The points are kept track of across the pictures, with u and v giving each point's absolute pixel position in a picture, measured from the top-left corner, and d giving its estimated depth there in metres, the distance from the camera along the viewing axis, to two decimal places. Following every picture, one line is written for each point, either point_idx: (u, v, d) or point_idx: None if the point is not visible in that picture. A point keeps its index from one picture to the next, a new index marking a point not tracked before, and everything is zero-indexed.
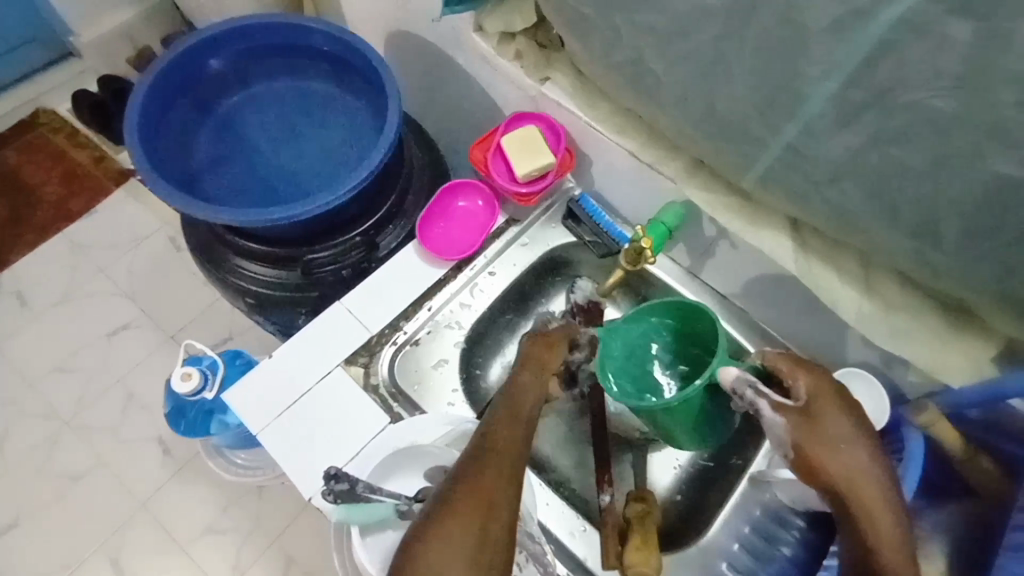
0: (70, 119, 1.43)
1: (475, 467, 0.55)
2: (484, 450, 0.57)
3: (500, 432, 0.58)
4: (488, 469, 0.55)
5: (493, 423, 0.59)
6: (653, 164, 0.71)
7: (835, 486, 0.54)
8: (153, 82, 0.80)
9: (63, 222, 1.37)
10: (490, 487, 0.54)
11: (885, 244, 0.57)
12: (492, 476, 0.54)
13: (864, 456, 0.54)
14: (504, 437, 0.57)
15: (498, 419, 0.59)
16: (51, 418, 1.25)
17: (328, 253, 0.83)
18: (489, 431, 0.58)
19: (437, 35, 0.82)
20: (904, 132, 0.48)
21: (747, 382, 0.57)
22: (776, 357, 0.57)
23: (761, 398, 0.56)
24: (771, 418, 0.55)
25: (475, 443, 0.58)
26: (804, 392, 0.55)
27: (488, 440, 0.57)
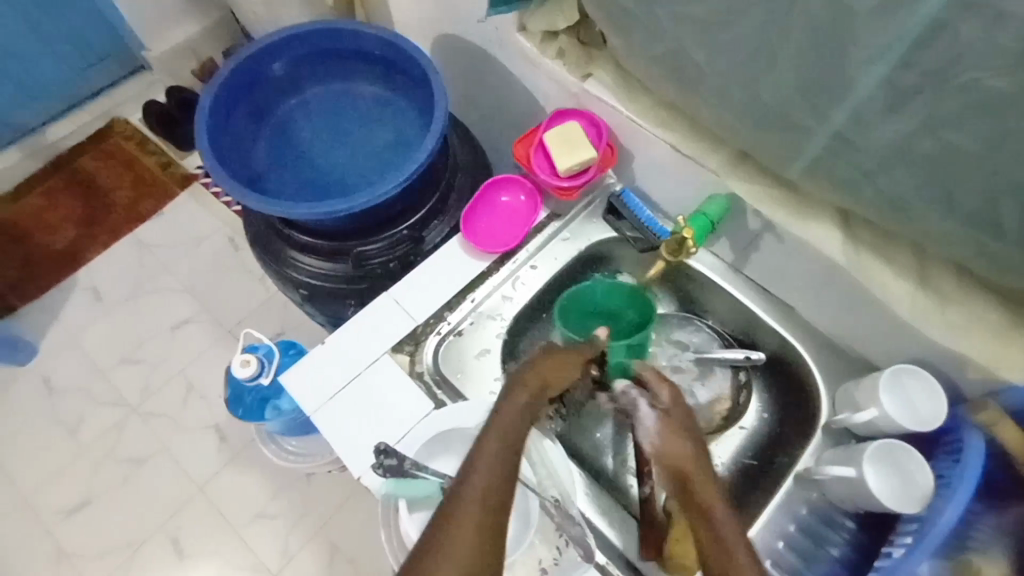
0: (142, 128, 1.54)
1: (453, 527, 0.50)
2: (465, 504, 0.50)
3: (481, 483, 0.51)
4: (468, 531, 0.49)
5: (475, 468, 0.52)
6: (696, 157, 0.71)
7: (683, 476, 0.56)
8: (220, 85, 0.86)
9: (134, 222, 1.47)
10: (472, 540, 0.49)
11: (938, 235, 0.56)
12: (475, 534, 0.49)
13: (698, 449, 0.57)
14: (486, 489, 0.51)
15: (481, 464, 0.52)
16: (120, 405, 1.34)
17: (376, 246, 0.87)
18: (469, 480, 0.52)
19: (481, 36, 0.85)
20: (960, 116, 0.47)
21: (630, 384, 0.62)
22: (648, 371, 0.64)
23: (641, 396, 0.61)
24: (646, 415, 0.60)
25: (455, 491, 0.52)
26: (666, 399, 0.61)
27: (468, 494, 0.51)
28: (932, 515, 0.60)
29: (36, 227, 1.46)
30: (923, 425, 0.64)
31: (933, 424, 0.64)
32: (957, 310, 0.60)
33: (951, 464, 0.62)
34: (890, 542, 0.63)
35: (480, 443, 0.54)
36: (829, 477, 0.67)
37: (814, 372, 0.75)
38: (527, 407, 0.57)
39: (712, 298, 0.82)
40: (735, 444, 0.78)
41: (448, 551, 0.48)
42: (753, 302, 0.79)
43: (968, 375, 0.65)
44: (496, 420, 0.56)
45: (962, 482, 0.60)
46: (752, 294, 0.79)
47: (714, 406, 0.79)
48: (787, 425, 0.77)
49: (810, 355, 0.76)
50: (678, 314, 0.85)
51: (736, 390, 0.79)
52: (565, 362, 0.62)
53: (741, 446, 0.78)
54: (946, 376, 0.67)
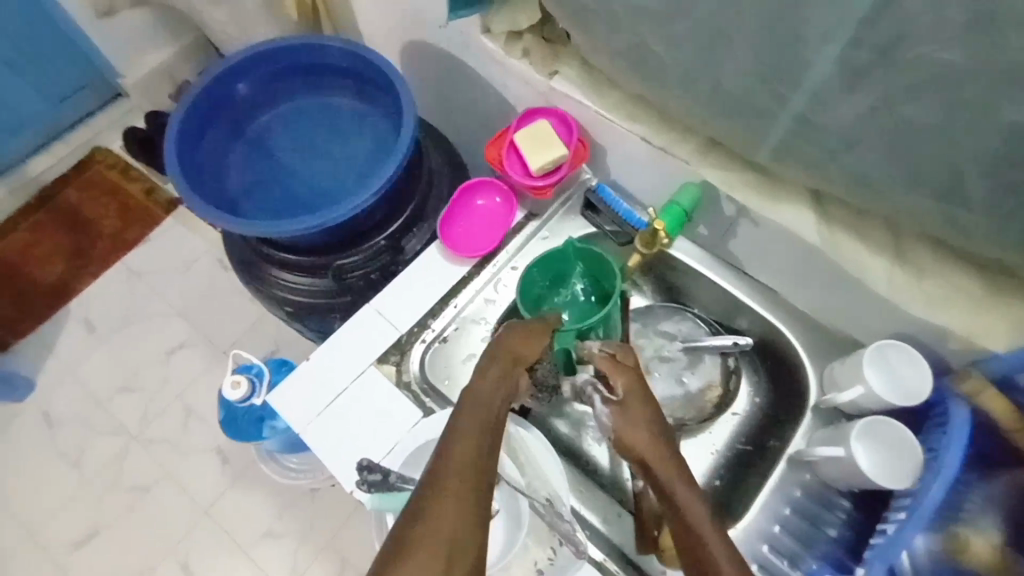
0: (123, 155, 1.54)
1: (436, 502, 0.49)
2: (445, 478, 0.51)
3: (460, 455, 0.52)
4: (449, 503, 0.49)
5: (453, 441, 0.54)
6: (666, 148, 0.71)
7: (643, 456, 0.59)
8: (187, 108, 0.85)
9: (121, 250, 1.47)
10: (452, 513, 0.48)
11: (907, 209, 0.56)
12: (457, 505, 0.49)
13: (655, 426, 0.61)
14: (466, 460, 0.52)
15: (459, 436, 0.54)
16: (120, 434, 1.34)
17: (356, 259, 0.87)
18: (449, 453, 0.52)
19: (446, 42, 0.85)
20: (916, 90, 0.47)
21: (588, 381, 0.66)
22: (601, 359, 0.65)
23: (597, 393, 0.65)
24: (600, 410, 0.63)
25: (433, 467, 0.52)
26: (621, 387, 0.63)
27: (447, 465, 0.51)
28: (921, 490, 0.60)
29: (24, 263, 1.46)
30: (911, 400, 0.64)
31: (919, 399, 0.64)
32: (934, 283, 0.60)
33: (940, 436, 0.62)
34: (885, 518, 0.63)
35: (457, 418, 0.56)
36: (819, 458, 0.67)
37: (800, 353, 0.75)
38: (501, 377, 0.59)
39: (695, 286, 0.82)
40: (729, 429, 0.79)
41: (431, 525, 0.48)
42: (735, 288, 0.79)
43: (950, 346, 0.65)
44: (469, 398, 0.57)
45: (949, 456, 0.60)
46: (735, 281, 0.79)
47: (705, 393, 0.79)
48: (778, 405, 0.77)
49: (795, 336, 0.76)
50: (666, 305, 0.85)
51: (726, 376, 0.80)
52: (534, 332, 0.64)
53: (735, 432, 0.79)
54: (930, 349, 0.67)
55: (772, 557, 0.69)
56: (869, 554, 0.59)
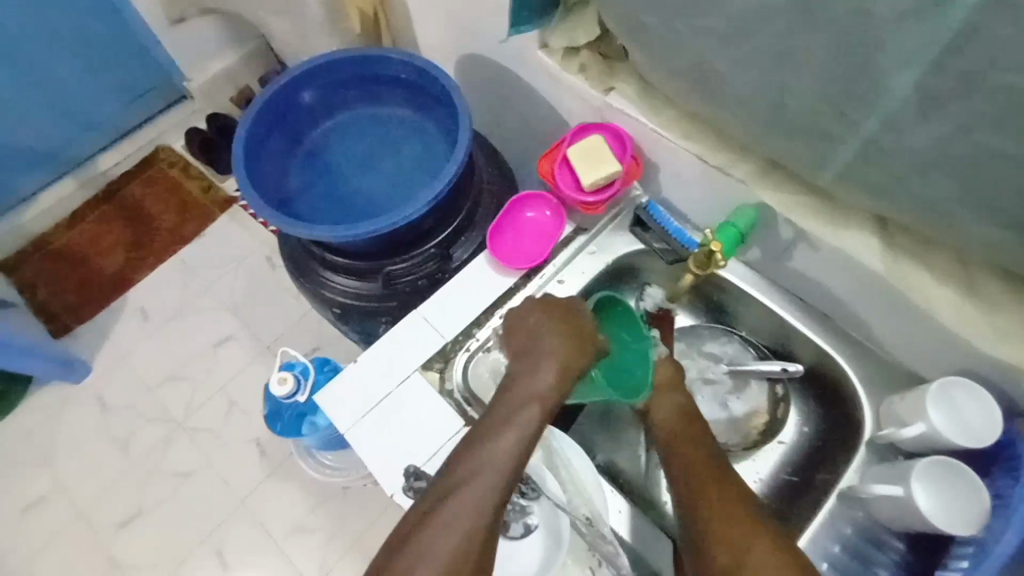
0: (185, 154, 1.62)
1: (446, 527, 0.56)
2: (461, 505, 0.57)
3: (478, 489, 0.58)
4: (460, 531, 0.56)
5: (471, 474, 0.59)
6: (722, 167, 0.70)
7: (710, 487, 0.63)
8: (253, 117, 0.88)
9: (178, 245, 1.54)
10: (459, 540, 0.55)
11: (984, 240, 0.53)
12: (466, 534, 0.56)
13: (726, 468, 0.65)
14: (482, 498, 0.57)
15: (477, 471, 0.59)
16: (168, 420, 1.40)
17: (405, 265, 0.89)
18: (466, 486, 0.58)
19: (502, 56, 0.86)
20: (1002, 118, 0.45)
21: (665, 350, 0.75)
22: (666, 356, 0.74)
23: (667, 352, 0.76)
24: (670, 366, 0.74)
25: (452, 492, 0.58)
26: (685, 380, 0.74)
27: (464, 493, 0.58)
28: (988, 538, 0.58)
29: (90, 253, 1.54)
30: (976, 441, 0.61)
31: (986, 441, 0.61)
32: (1008, 320, 0.57)
33: (1012, 484, 0.60)
34: (944, 565, 0.60)
35: (476, 444, 0.61)
36: (876, 497, 0.64)
37: (856, 384, 0.72)
38: (532, 399, 0.63)
39: (744, 309, 0.80)
40: (775, 459, 0.77)
41: (437, 544, 0.55)
42: (788, 312, 0.76)
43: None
44: (503, 429, 0.62)
45: (1023, 503, 0.57)
46: (787, 304, 0.77)
47: (752, 418, 0.78)
48: (828, 435, 0.75)
49: (850, 367, 0.73)
50: (712, 326, 0.84)
51: (774, 403, 0.78)
52: (585, 338, 0.67)
53: (781, 462, 0.77)
54: (999, 388, 0.64)
55: None
56: None
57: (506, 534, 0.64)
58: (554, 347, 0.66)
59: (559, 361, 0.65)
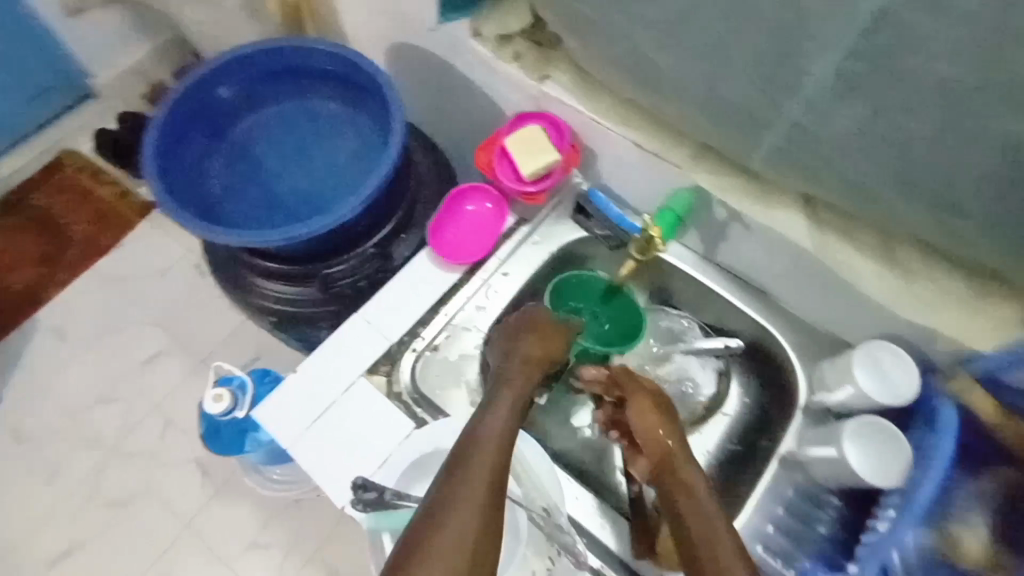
0: (94, 158, 1.48)
1: (457, 510, 0.53)
2: (467, 489, 0.54)
3: (484, 461, 0.57)
4: (470, 514, 0.53)
5: (472, 456, 0.57)
6: (659, 153, 0.71)
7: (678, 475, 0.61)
8: (165, 116, 0.82)
9: (94, 257, 1.42)
10: (471, 523, 0.53)
11: (899, 215, 0.56)
12: (478, 516, 0.53)
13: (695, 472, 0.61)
14: (487, 477, 0.56)
15: (477, 452, 0.57)
16: (98, 447, 1.29)
17: (343, 267, 0.85)
18: (469, 468, 0.56)
19: (434, 45, 0.83)
20: (912, 98, 0.48)
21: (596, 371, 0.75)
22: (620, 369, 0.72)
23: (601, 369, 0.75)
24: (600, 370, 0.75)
25: (451, 477, 0.56)
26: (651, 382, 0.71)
27: (466, 476, 0.55)
28: (911, 489, 0.62)
29: None
30: (900, 399, 0.65)
31: (906, 399, 0.65)
32: (924, 287, 0.61)
33: (928, 435, 0.64)
34: (874, 517, 0.64)
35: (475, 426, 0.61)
36: (812, 460, 0.68)
37: (790, 354, 0.76)
38: (513, 387, 0.65)
39: (686, 290, 0.83)
40: (722, 430, 0.80)
41: (450, 528, 0.52)
42: (726, 291, 0.79)
43: (938, 347, 0.66)
44: (492, 411, 0.62)
45: (937, 453, 0.62)
46: (726, 283, 0.80)
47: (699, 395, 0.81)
48: (770, 405, 0.78)
49: (787, 339, 0.76)
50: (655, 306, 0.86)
51: (717, 378, 0.82)
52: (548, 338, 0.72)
53: (727, 432, 0.79)
54: (917, 350, 0.69)
55: (765, 557, 0.68)
56: (862, 553, 0.61)
57: None
58: (525, 347, 0.70)
59: (528, 358, 0.69)
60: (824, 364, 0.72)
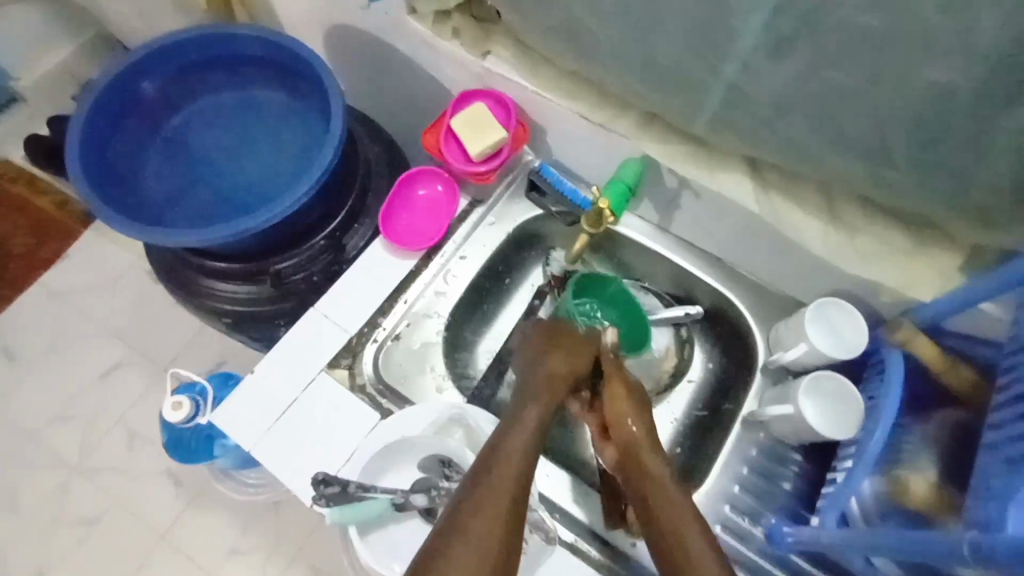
0: (26, 165, 1.40)
1: (481, 517, 0.51)
2: (491, 497, 0.53)
3: (505, 473, 0.55)
4: (494, 522, 0.51)
5: (496, 466, 0.56)
6: (605, 124, 0.71)
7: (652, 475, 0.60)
8: (88, 114, 0.78)
9: (37, 270, 1.35)
10: (497, 532, 0.51)
11: (837, 171, 0.57)
12: (502, 526, 0.51)
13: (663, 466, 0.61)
14: (514, 487, 0.54)
15: (501, 462, 0.56)
16: (59, 466, 1.25)
17: (295, 261, 0.83)
18: (493, 476, 0.54)
19: (372, 25, 0.80)
20: (840, 54, 0.48)
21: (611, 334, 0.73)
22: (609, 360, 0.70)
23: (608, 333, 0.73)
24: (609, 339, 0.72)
25: (474, 485, 0.54)
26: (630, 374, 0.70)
27: (489, 486, 0.54)
28: (864, 438, 0.63)
29: None
30: (850, 351, 0.67)
31: (854, 350, 0.67)
32: (866, 239, 0.63)
33: (880, 384, 0.66)
34: (834, 468, 0.67)
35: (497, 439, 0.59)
36: (773, 418, 0.69)
37: (748, 316, 0.77)
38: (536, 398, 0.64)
39: (645, 261, 0.83)
40: (687, 396, 0.82)
41: (473, 536, 0.50)
42: (684, 259, 0.80)
43: (884, 299, 0.68)
44: (516, 424, 0.61)
45: (886, 401, 0.63)
46: (683, 251, 0.80)
47: (662, 362, 0.83)
48: (731, 368, 0.80)
49: (744, 302, 0.78)
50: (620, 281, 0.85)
51: (680, 345, 0.83)
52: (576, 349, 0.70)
53: (692, 399, 0.82)
54: (865, 303, 0.71)
55: (733, 515, 0.70)
56: (823, 504, 0.63)
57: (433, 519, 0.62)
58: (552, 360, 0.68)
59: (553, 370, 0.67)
60: (779, 324, 0.73)
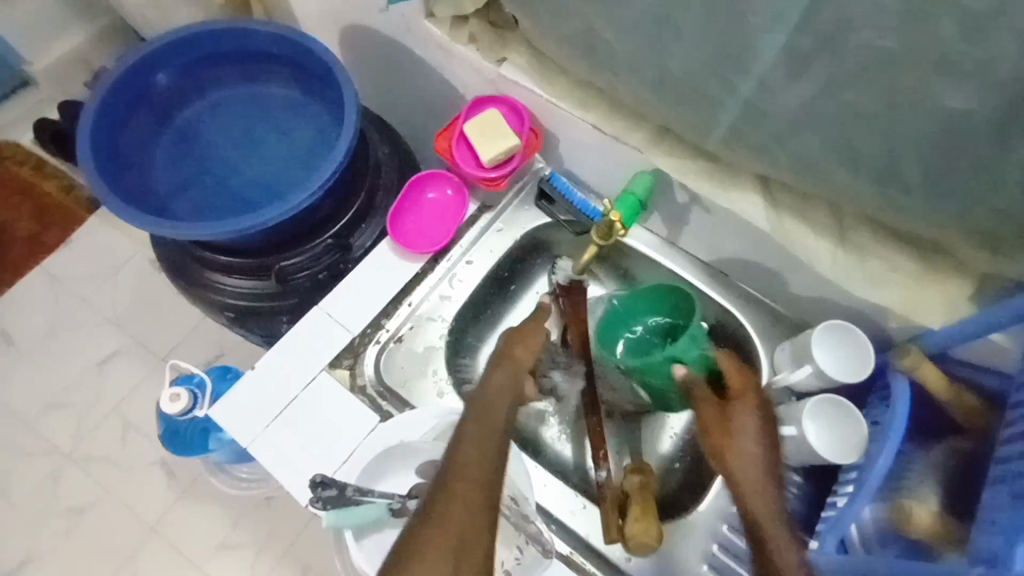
0: (35, 150, 1.40)
1: (444, 505, 0.52)
2: (454, 482, 0.53)
3: (465, 463, 0.55)
4: (457, 506, 0.52)
5: (456, 449, 0.56)
6: (617, 136, 0.70)
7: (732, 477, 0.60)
8: (101, 103, 0.78)
9: (40, 254, 1.35)
10: (459, 515, 0.51)
11: (849, 193, 0.57)
12: (462, 508, 0.52)
13: (749, 460, 0.60)
14: (474, 466, 0.55)
15: (462, 445, 0.56)
16: (52, 453, 1.24)
17: (300, 259, 0.82)
18: (455, 458, 0.55)
19: (387, 27, 0.81)
20: (857, 76, 0.48)
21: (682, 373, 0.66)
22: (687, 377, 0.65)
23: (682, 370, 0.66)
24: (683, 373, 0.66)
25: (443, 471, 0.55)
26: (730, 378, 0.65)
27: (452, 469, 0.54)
28: (867, 463, 0.63)
29: None
30: (855, 376, 0.66)
31: (857, 375, 0.66)
32: (875, 263, 0.62)
33: (885, 410, 0.66)
34: (834, 491, 0.66)
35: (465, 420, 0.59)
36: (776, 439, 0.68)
37: (751, 333, 0.77)
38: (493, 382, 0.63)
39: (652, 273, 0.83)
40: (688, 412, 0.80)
41: (438, 521, 0.51)
42: (690, 274, 0.80)
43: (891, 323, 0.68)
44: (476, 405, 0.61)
45: (892, 427, 0.62)
46: (689, 266, 0.80)
47: None
48: None
49: (748, 319, 0.78)
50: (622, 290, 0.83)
51: None
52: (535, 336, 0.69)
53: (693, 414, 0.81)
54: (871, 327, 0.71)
55: (730, 535, 0.70)
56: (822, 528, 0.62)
57: None
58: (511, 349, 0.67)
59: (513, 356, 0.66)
60: (784, 344, 0.73)
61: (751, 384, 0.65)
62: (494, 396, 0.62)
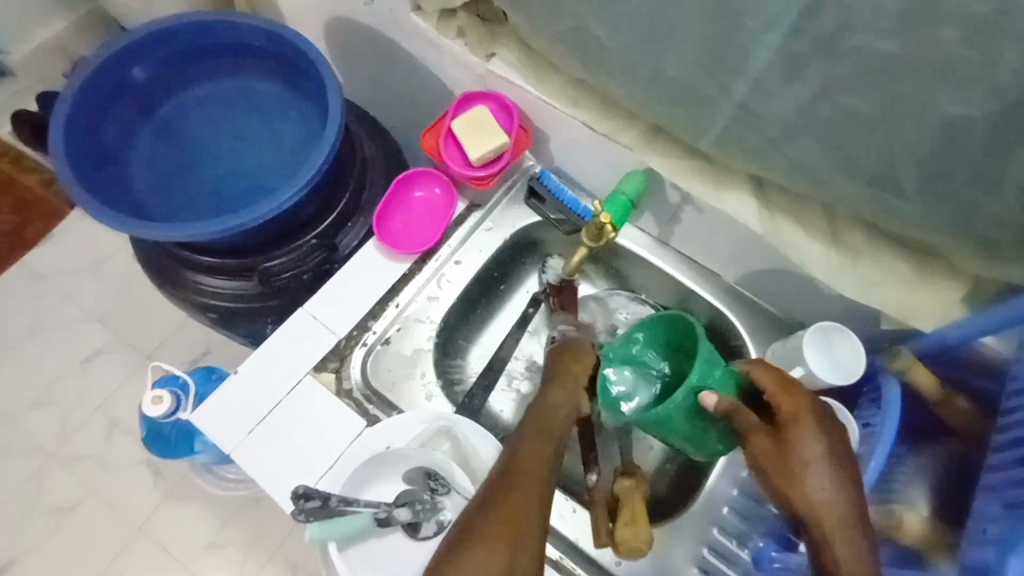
0: (13, 142, 1.35)
1: (507, 495, 0.54)
2: (515, 477, 0.56)
3: (525, 460, 0.58)
4: (518, 498, 0.54)
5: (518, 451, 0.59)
6: (609, 135, 0.69)
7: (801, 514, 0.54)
8: (74, 100, 0.76)
9: (21, 250, 1.31)
10: (523, 505, 0.54)
11: (843, 196, 0.56)
12: (524, 500, 0.54)
13: (825, 487, 0.54)
14: (535, 466, 0.58)
15: (524, 446, 0.60)
16: (36, 453, 1.22)
17: (285, 259, 0.81)
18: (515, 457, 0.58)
19: (374, 21, 0.78)
20: (853, 79, 0.47)
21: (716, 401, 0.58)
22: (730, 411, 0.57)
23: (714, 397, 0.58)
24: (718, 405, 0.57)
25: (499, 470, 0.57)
26: (786, 407, 0.57)
27: (514, 467, 0.57)
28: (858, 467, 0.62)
29: None
30: (847, 379, 0.66)
31: (852, 377, 0.65)
32: (868, 265, 0.62)
33: (876, 412, 0.66)
34: None
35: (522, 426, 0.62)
36: None
37: (743, 335, 0.77)
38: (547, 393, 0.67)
39: (643, 273, 0.82)
40: None
41: (501, 511, 0.53)
42: (681, 273, 0.79)
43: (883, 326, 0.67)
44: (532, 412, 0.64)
45: (884, 431, 0.62)
46: (680, 265, 0.79)
47: None
48: None
49: (740, 320, 0.77)
50: (615, 292, 0.85)
51: None
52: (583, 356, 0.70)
53: None
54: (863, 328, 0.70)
55: (720, 537, 0.70)
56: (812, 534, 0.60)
57: (417, 536, 0.61)
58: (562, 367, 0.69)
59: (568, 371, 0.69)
60: (775, 345, 0.72)
61: (814, 405, 0.57)
62: (547, 410, 0.64)
